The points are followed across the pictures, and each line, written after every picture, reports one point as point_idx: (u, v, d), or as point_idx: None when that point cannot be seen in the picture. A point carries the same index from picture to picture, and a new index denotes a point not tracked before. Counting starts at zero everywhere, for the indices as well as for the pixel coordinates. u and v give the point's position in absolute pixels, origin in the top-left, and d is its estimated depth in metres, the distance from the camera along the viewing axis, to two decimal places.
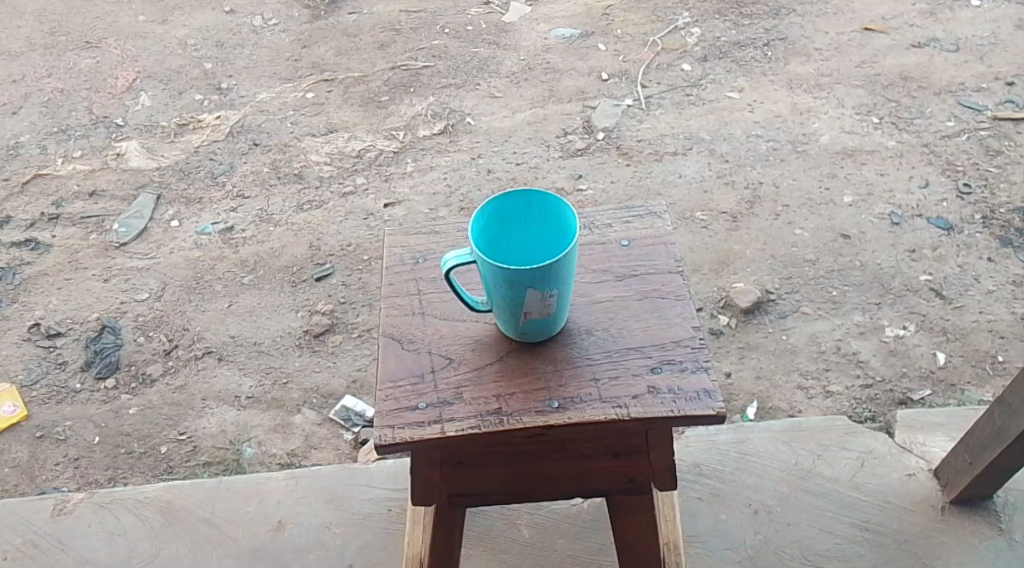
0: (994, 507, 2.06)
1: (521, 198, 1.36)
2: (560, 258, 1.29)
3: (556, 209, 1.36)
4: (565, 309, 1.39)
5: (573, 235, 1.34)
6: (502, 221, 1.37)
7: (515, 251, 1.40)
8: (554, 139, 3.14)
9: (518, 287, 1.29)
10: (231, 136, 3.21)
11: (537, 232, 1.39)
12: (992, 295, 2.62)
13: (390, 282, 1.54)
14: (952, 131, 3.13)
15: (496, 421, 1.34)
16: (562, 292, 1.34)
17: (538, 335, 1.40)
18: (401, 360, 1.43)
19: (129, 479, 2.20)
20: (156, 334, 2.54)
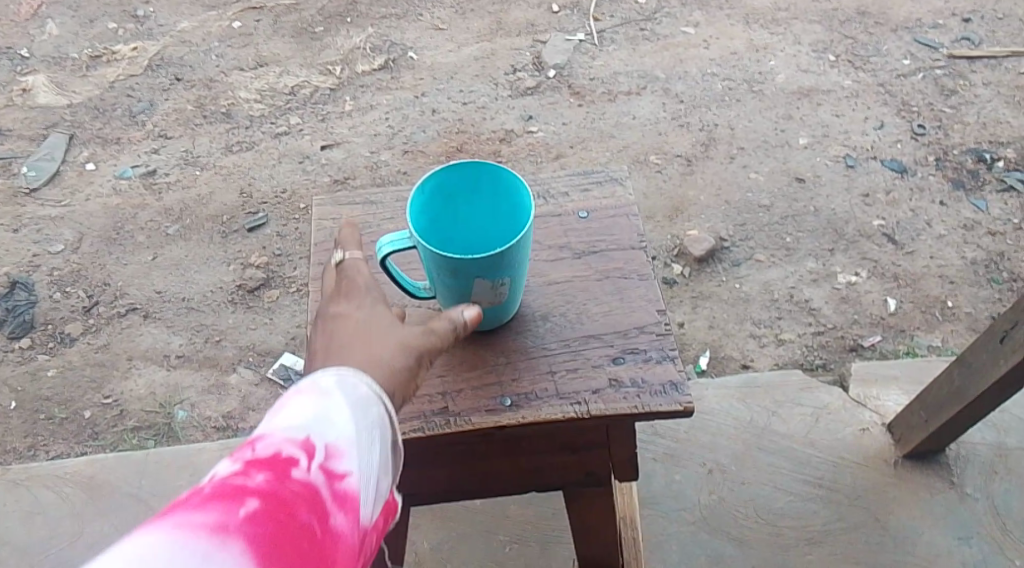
0: (946, 460, 2.05)
1: (468, 171, 1.23)
2: (513, 247, 1.17)
3: (508, 183, 1.23)
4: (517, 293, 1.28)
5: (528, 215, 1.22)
6: (449, 197, 1.25)
7: (461, 225, 1.28)
8: (502, 76, 2.98)
9: (467, 278, 1.18)
10: (150, 70, 2.98)
11: (486, 206, 1.26)
12: (944, 240, 2.58)
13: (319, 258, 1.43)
14: (908, 69, 3.06)
15: (442, 422, 1.26)
16: (514, 279, 1.24)
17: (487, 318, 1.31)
18: None
19: (51, 446, 2.06)
20: (74, 289, 2.37)
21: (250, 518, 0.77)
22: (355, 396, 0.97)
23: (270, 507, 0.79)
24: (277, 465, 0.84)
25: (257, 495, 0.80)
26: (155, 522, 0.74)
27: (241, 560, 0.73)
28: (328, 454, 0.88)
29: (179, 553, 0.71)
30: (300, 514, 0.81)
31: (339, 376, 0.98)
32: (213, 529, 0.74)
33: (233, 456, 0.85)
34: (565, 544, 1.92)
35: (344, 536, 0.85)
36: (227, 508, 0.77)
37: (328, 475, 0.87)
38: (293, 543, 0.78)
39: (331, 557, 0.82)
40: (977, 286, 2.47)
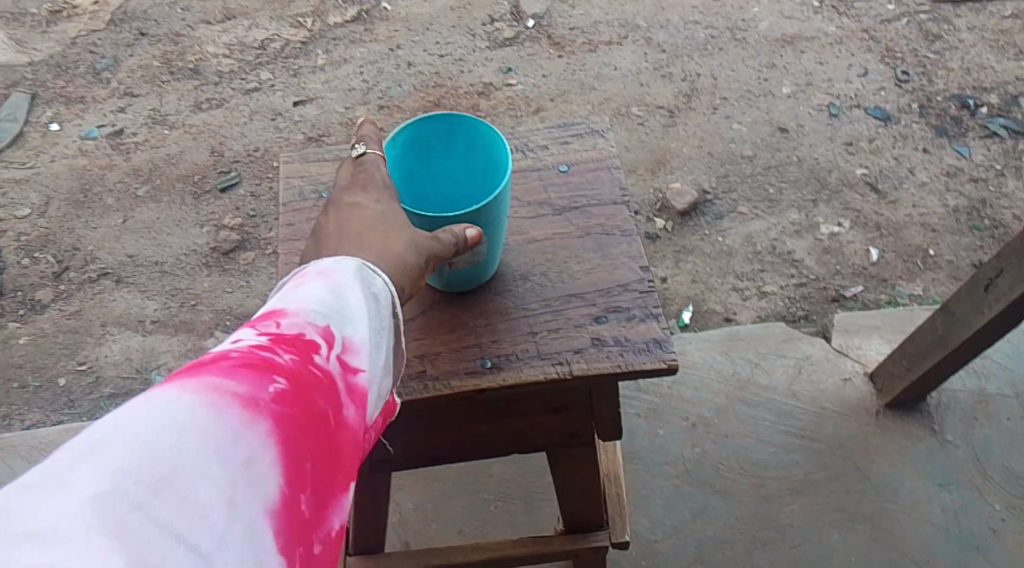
0: (927, 408, 2.05)
1: (441, 122, 1.18)
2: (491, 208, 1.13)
3: (485, 137, 1.19)
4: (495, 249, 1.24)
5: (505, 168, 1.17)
6: (422, 150, 1.21)
7: (437, 181, 1.24)
8: (479, 27, 2.91)
9: None
10: (113, 25, 2.88)
11: (462, 161, 1.22)
12: (926, 188, 2.56)
13: (287, 221, 1.43)
14: (891, 14, 3.01)
15: (420, 386, 1.22)
16: (493, 237, 1.20)
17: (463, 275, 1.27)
18: None
19: (26, 415, 2.02)
20: (44, 254, 2.32)
21: (278, 398, 0.76)
22: (373, 294, 0.94)
23: (295, 391, 0.78)
24: (301, 347, 0.83)
25: (283, 375, 0.79)
26: (183, 382, 0.73)
27: (263, 442, 0.73)
28: (347, 346, 0.87)
29: (209, 421, 0.71)
30: (319, 401, 0.80)
31: (360, 268, 0.96)
32: (242, 403, 0.73)
33: (256, 329, 0.84)
34: (548, 500, 1.92)
35: (353, 429, 0.85)
36: (256, 383, 0.76)
37: (346, 367, 0.86)
38: (310, 431, 0.78)
39: (342, 449, 0.82)
40: (959, 234, 2.45)
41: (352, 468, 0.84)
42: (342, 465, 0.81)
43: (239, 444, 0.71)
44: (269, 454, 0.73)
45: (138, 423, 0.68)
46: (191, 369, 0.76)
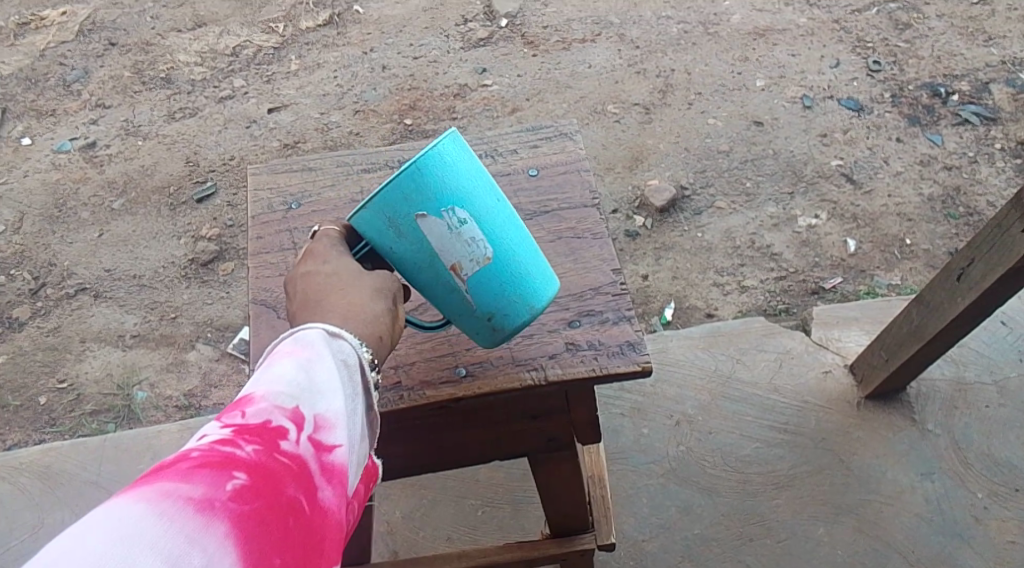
0: (906, 398, 2.07)
1: None
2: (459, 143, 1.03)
3: None
4: (513, 249, 1.05)
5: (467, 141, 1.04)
6: None
7: None
8: (452, 28, 2.90)
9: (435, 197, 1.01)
10: (82, 35, 2.85)
11: None
12: (901, 177, 2.58)
13: (261, 235, 1.42)
14: (861, 4, 3.03)
15: (396, 397, 1.23)
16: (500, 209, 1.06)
17: (497, 313, 1.07)
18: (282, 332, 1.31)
19: (7, 435, 2.00)
20: (18, 271, 2.29)
21: (238, 494, 0.71)
22: (342, 359, 0.90)
23: (258, 483, 0.73)
24: (267, 433, 0.78)
25: (246, 467, 0.74)
26: (135, 492, 0.69)
27: (223, 543, 0.68)
28: (318, 425, 0.82)
29: (162, 529, 0.66)
30: (287, 490, 0.75)
31: (326, 333, 0.91)
32: (198, 505, 0.69)
33: (220, 420, 0.79)
34: (535, 503, 1.93)
35: (330, 513, 0.79)
36: (213, 482, 0.71)
37: (317, 448, 0.81)
38: (280, 524, 0.73)
39: (317, 538, 0.76)
40: (935, 223, 2.48)
41: (333, 557, 0.78)
42: (319, 555, 0.76)
43: (197, 549, 0.66)
44: (233, 557, 0.68)
45: (82, 544, 0.63)
46: (147, 474, 0.71)
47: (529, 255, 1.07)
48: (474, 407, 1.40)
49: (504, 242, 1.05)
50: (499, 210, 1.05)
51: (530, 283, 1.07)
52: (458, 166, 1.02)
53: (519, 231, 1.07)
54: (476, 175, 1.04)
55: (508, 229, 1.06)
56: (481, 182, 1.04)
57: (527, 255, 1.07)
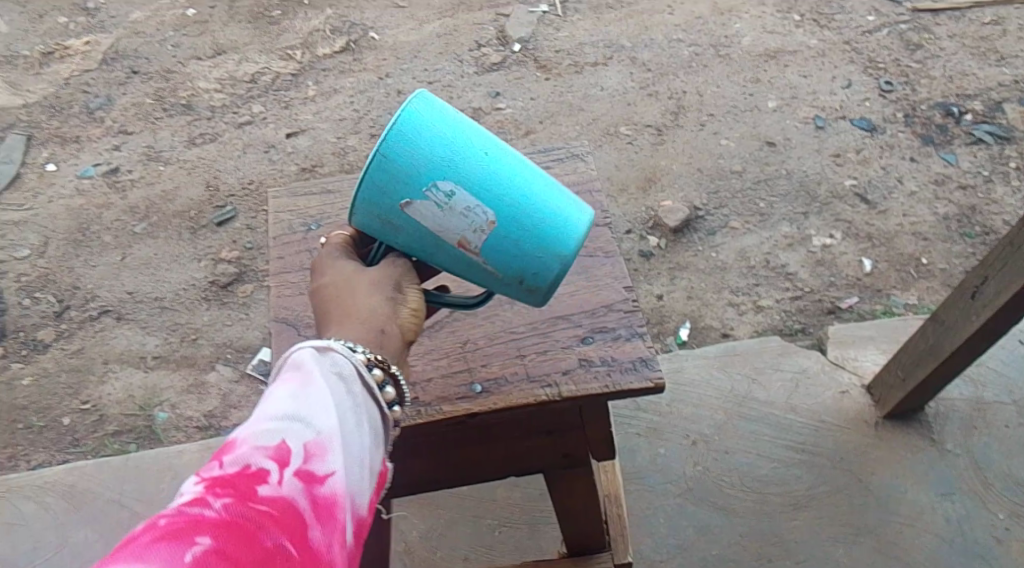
0: (925, 418, 2.07)
1: None
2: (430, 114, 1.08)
3: None
4: (516, 203, 1.08)
5: (433, 105, 1.08)
6: None
7: None
8: (466, 53, 2.94)
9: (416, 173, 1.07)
10: (106, 64, 2.91)
11: None
12: (915, 196, 2.59)
13: (281, 254, 1.45)
14: (872, 25, 3.05)
15: (413, 412, 1.24)
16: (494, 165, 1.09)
17: (523, 271, 1.10)
18: None
19: (30, 456, 2.03)
20: (43, 295, 2.33)
21: (204, 558, 0.72)
22: (336, 371, 0.93)
23: (228, 542, 0.74)
24: (242, 485, 0.80)
25: (215, 526, 0.75)
26: None
27: None
28: (298, 466, 0.84)
29: None
30: (263, 542, 0.77)
31: (315, 351, 0.94)
32: None
33: (200, 472, 0.81)
34: (552, 523, 1.93)
35: (314, 553, 0.81)
36: (178, 550, 0.72)
37: (297, 489, 0.82)
38: None
39: None
40: (951, 242, 2.48)
41: None
42: None
43: None
44: None
45: None
46: (119, 546, 0.72)
47: (534, 201, 1.09)
48: (490, 422, 1.41)
49: (499, 199, 1.08)
50: (485, 166, 1.08)
51: (544, 227, 1.09)
52: (425, 137, 1.06)
53: (514, 180, 1.09)
54: (450, 139, 1.07)
55: (501, 184, 1.08)
56: (457, 145, 1.07)
57: (531, 203, 1.09)
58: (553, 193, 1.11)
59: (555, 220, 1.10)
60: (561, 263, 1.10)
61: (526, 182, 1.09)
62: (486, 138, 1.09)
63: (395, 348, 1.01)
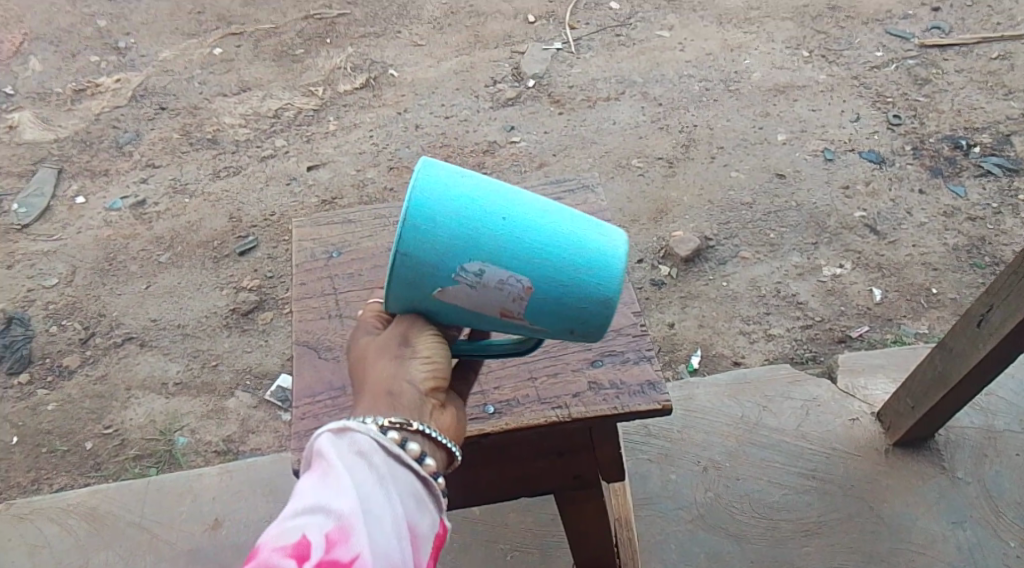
0: (935, 446, 2.09)
1: None
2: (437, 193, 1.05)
3: None
4: (548, 264, 1.06)
5: (436, 182, 1.05)
6: None
7: None
8: (482, 89, 3.02)
9: (439, 258, 1.05)
10: (134, 100, 3.01)
11: None
12: (925, 227, 2.62)
13: (303, 280, 1.50)
14: (880, 60, 3.11)
15: None
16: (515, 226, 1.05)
17: (575, 323, 1.09)
18: (319, 371, 1.39)
19: (54, 480, 2.08)
20: (69, 322, 2.40)
21: None
22: (355, 451, 0.96)
23: None
24: None
25: None
26: None
27: None
28: (325, 554, 0.87)
29: None
30: None
31: (334, 432, 0.97)
32: None
33: None
34: (563, 548, 1.96)
35: None
36: None
37: None
38: None
39: None
40: (960, 272, 2.51)
41: None
42: None
43: None
44: None
45: None
46: None
47: (564, 254, 1.06)
48: (502, 443, 1.45)
49: (530, 264, 1.05)
50: (507, 232, 1.05)
51: (581, 276, 1.07)
52: (439, 219, 1.04)
53: (540, 240, 1.05)
54: (465, 216, 1.04)
55: (528, 245, 1.05)
56: (473, 218, 1.04)
57: (564, 258, 1.06)
58: (582, 239, 1.07)
59: (593, 266, 1.07)
60: (610, 306, 1.08)
61: (553, 235, 1.06)
62: (501, 199, 1.06)
63: (411, 405, 1.03)
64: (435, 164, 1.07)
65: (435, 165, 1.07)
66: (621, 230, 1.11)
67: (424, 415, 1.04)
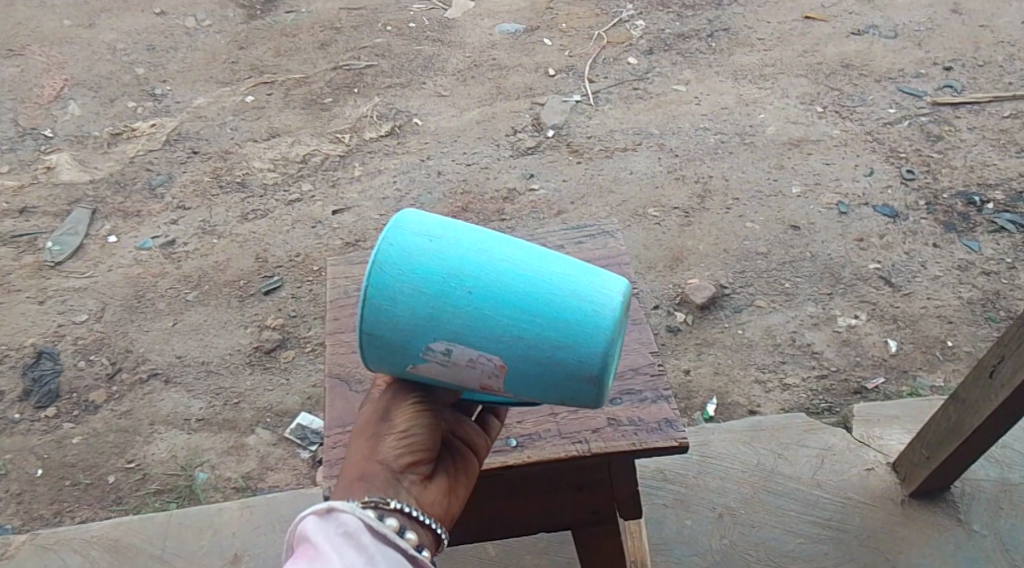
0: (951, 498, 2.08)
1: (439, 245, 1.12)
2: (397, 268, 1.00)
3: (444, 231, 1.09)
4: (517, 342, 1.00)
5: (397, 256, 1.01)
6: None
7: None
8: (504, 138, 3.10)
9: (404, 336, 1.01)
10: (168, 145, 3.10)
11: None
12: (939, 280, 2.65)
13: (335, 316, 1.55)
14: (894, 117, 3.18)
15: None
16: (482, 302, 1.00)
17: (559, 397, 1.04)
18: (350, 403, 1.42)
19: (76, 512, 2.11)
20: (97, 358, 2.45)
21: None
22: (343, 533, 0.96)
23: None
24: None
25: None
26: None
27: None
28: None
29: None
30: None
31: (320, 515, 0.98)
32: None
33: None
34: None
35: None
36: None
37: None
38: None
39: None
40: (975, 325, 2.53)
41: None
42: None
43: None
44: None
45: None
46: None
47: (537, 327, 1.00)
48: (522, 476, 1.48)
49: (500, 342, 1.00)
50: (472, 308, 0.99)
51: (558, 351, 1.01)
52: (399, 296, 1.00)
53: (511, 317, 1.00)
54: (427, 293, 1.00)
55: (496, 321, 1.00)
56: (436, 295, 1.00)
57: (536, 332, 1.00)
58: (557, 309, 1.01)
59: (569, 341, 1.01)
60: (592, 380, 1.02)
61: (523, 308, 1.00)
62: (467, 269, 1.00)
63: (382, 486, 1.03)
64: (399, 231, 1.02)
65: (401, 231, 1.02)
66: (607, 291, 1.03)
67: (399, 494, 1.03)
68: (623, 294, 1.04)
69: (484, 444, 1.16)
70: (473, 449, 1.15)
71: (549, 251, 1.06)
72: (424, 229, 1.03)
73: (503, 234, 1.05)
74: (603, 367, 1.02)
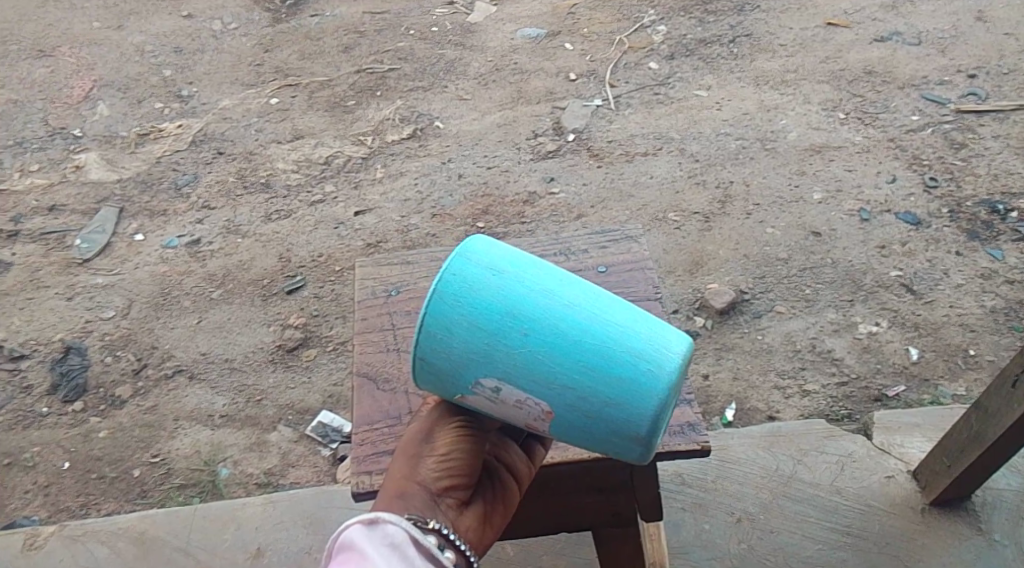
0: (973, 507, 2.07)
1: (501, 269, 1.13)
2: (457, 300, 1.02)
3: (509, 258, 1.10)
4: (567, 390, 1.01)
5: (459, 286, 1.03)
6: None
7: None
8: (525, 142, 3.12)
9: (457, 368, 1.03)
10: (194, 145, 3.14)
11: None
12: (962, 289, 2.63)
13: (363, 316, 1.56)
14: (916, 124, 3.16)
15: None
16: (537, 346, 1.01)
17: (604, 449, 1.06)
18: (377, 402, 1.44)
19: (101, 505, 2.14)
20: (123, 353, 2.48)
21: None
22: (391, 543, 0.96)
23: None
24: None
25: None
26: None
27: None
28: None
29: None
30: None
31: (365, 524, 0.97)
32: None
33: None
34: None
35: None
36: None
37: None
38: None
39: None
40: (998, 334, 2.50)
41: None
42: None
43: None
44: None
45: None
46: None
47: (590, 379, 1.01)
48: (546, 477, 1.48)
49: (550, 389, 1.01)
50: (526, 350, 1.01)
51: (609, 405, 1.02)
52: (455, 329, 1.02)
53: (565, 364, 1.01)
54: (482, 329, 1.01)
55: (549, 366, 1.01)
56: (492, 332, 1.01)
57: (588, 383, 1.01)
58: (613, 364, 1.02)
59: (620, 396, 1.02)
60: (639, 440, 1.03)
61: (578, 358, 1.01)
62: (525, 310, 1.01)
63: (421, 506, 1.04)
64: (465, 261, 1.04)
65: (466, 262, 1.04)
66: (666, 350, 1.03)
67: (436, 515, 1.04)
68: (683, 355, 1.04)
69: (528, 472, 1.16)
70: (515, 476, 1.15)
71: (615, 298, 1.07)
72: (488, 262, 1.04)
73: (569, 275, 1.06)
74: (651, 427, 1.02)
